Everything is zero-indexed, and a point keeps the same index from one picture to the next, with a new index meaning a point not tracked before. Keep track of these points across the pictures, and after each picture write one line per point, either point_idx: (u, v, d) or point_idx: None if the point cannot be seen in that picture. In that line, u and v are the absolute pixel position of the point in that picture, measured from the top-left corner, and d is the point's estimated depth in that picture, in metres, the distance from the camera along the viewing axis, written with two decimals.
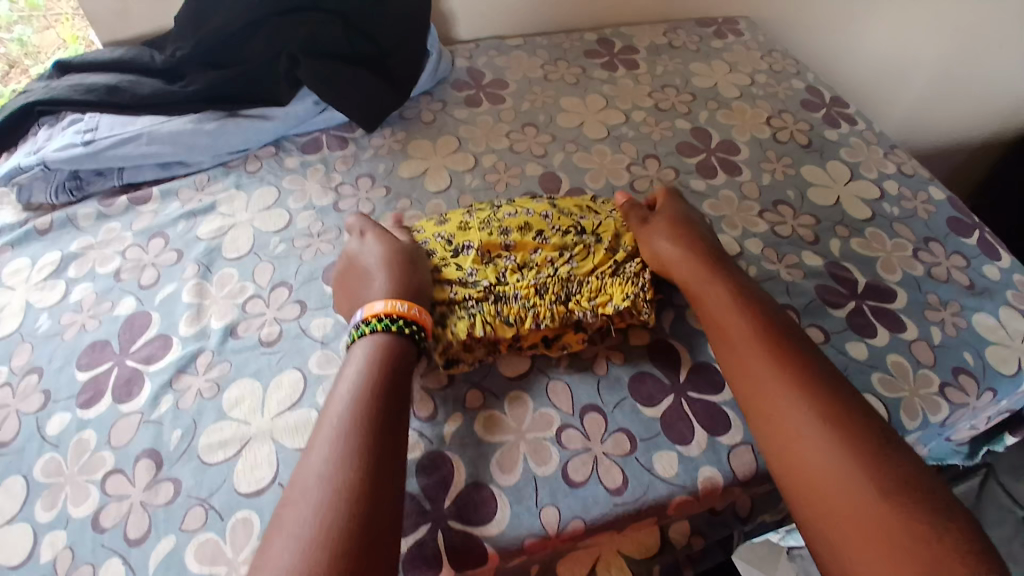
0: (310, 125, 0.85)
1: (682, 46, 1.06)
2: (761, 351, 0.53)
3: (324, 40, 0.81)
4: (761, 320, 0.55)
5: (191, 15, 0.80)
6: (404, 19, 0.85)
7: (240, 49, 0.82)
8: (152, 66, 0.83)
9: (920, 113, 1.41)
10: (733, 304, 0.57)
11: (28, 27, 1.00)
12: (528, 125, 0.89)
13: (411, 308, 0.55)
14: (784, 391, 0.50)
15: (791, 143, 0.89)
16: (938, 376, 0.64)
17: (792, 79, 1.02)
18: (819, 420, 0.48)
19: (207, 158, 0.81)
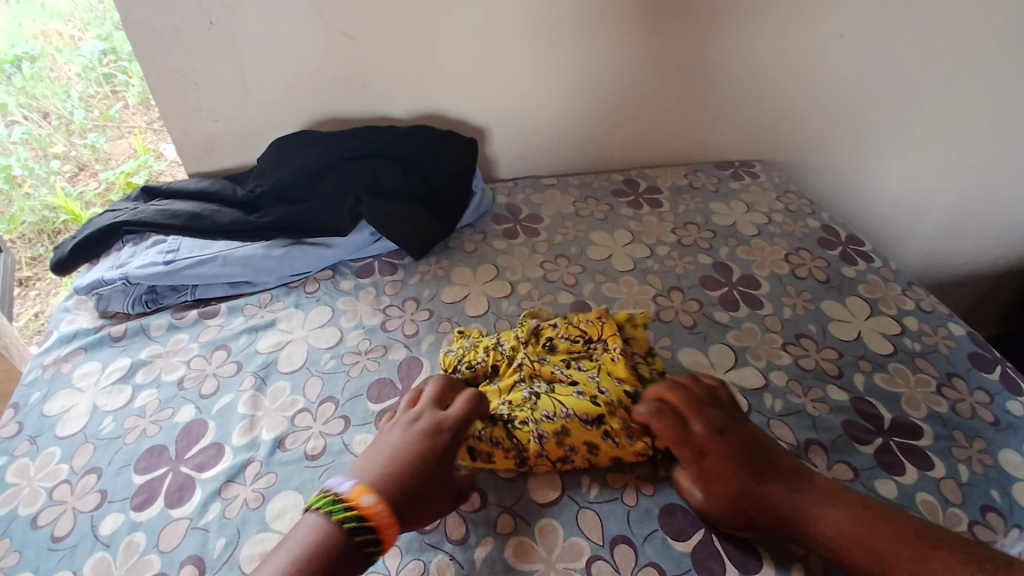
0: (365, 252, 0.94)
1: (702, 187, 1.16)
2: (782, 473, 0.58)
3: (387, 180, 0.93)
4: (820, 489, 0.57)
5: (277, 160, 0.94)
6: (454, 165, 0.97)
7: (313, 188, 0.94)
8: (233, 198, 0.95)
9: (937, 246, 1.47)
10: (722, 436, 0.61)
11: (102, 134, 1.32)
12: (561, 256, 0.97)
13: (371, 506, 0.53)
14: (812, 501, 0.56)
15: (810, 278, 0.94)
16: (966, 513, 0.63)
17: (808, 218, 1.09)
18: (845, 516, 0.54)
19: (271, 279, 0.90)
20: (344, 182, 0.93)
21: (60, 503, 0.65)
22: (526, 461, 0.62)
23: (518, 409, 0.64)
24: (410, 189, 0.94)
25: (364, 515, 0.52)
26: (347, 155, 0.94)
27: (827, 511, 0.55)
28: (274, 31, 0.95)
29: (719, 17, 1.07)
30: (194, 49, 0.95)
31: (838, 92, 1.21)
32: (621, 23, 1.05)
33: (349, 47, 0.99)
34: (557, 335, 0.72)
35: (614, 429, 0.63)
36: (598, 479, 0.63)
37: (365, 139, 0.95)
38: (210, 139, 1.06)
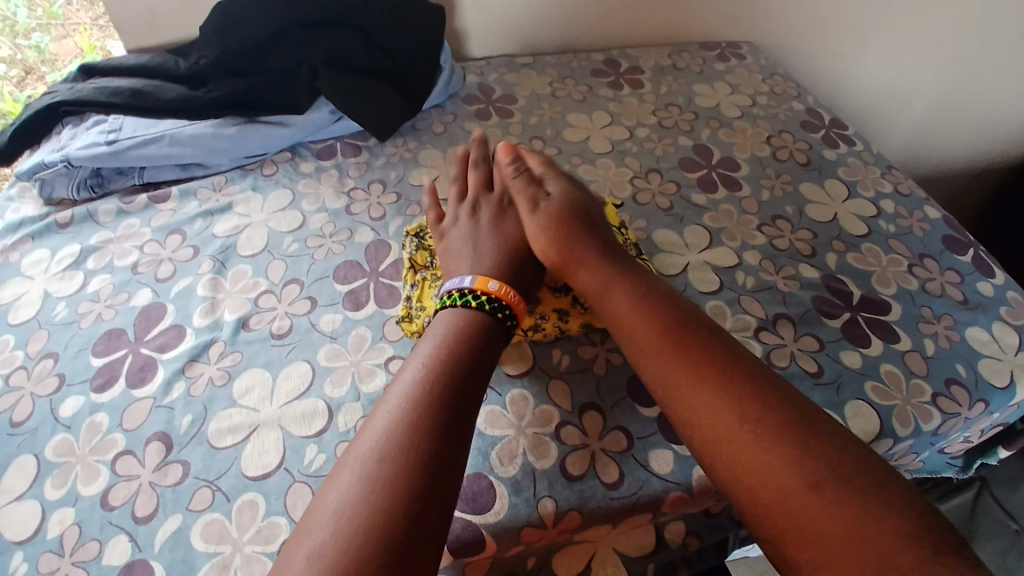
0: (325, 133, 0.88)
1: (686, 68, 1.10)
2: (673, 338, 0.54)
3: (348, 50, 0.84)
4: (703, 358, 0.52)
5: (221, 24, 0.83)
6: (419, 36, 0.89)
7: (266, 60, 0.85)
8: (176, 73, 0.86)
9: (919, 139, 1.44)
10: (609, 291, 0.59)
11: (46, 35, 1.05)
12: (535, 138, 0.92)
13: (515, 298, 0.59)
14: (692, 369, 0.52)
15: (790, 161, 0.91)
16: (930, 385, 0.65)
17: (793, 101, 1.05)
18: (737, 407, 0.49)
19: (226, 161, 0.84)
20: (299, 54, 0.84)
21: (18, 389, 0.63)
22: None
23: None
24: (372, 63, 0.86)
25: (499, 297, 0.58)
26: (301, 20, 0.83)
27: (700, 396, 0.50)
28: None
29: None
30: None
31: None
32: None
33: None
34: (535, 214, 0.72)
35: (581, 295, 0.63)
36: (570, 351, 0.63)
37: (320, 0, 0.84)
38: (147, 6, 0.93)
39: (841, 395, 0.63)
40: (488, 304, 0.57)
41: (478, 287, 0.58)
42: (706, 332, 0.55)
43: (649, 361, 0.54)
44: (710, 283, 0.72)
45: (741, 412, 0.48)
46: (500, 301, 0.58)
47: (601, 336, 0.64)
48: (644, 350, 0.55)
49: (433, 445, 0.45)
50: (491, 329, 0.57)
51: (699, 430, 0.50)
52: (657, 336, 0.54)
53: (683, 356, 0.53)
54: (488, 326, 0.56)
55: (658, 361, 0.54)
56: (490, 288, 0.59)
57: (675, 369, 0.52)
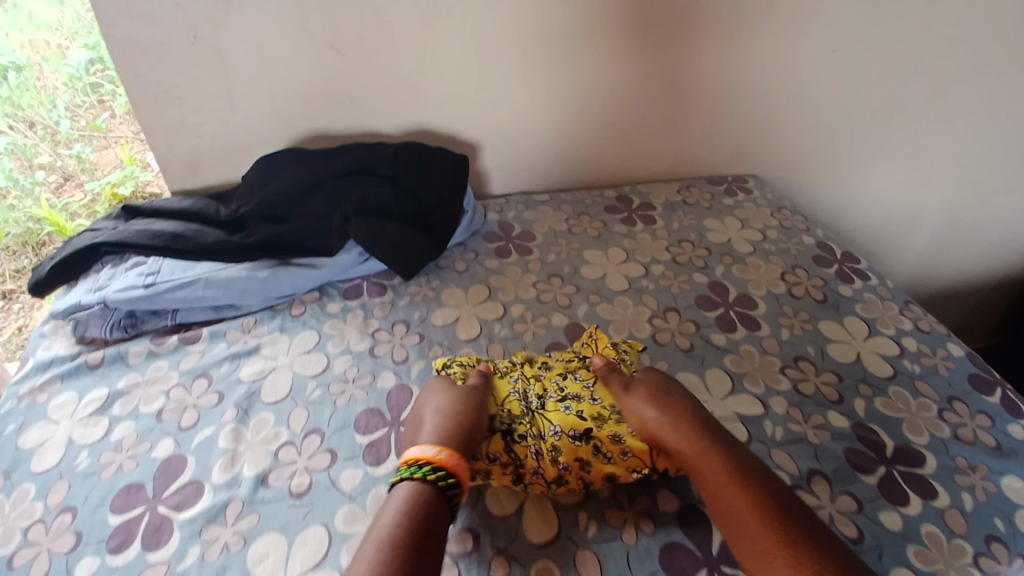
0: (353, 273, 0.91)
1: (695, 203, 1.15)
2: (720, 464, 0.57)
3: (380, 199, 0.90)
4: (760, 497, 0.53)
5: (266, 172, 0.91)
6: (444, 184, 0.95)
7: (299, 207, 0.91)
8: (217, 218, 0.91)
9: (927, 258, 1.47)
10: (680, 428, 0.61)
11: (88, 145, 1.18)
12: (554, 276, 0.95)
13: (458, 460, 0.58)
14: (734, 485, 0.55)
15: (807, 298, 0.93)
16: (971, 544, 0.61)
17: (802, 234, 1.08)
18: (789, 552, 0.49)
19: (256, 301, 0.87)
20: (335, 203, 0.90)
21: (31, 546, 0.61)
22: (524, 476, 0.62)
23: (514, 437, 0.64)
24: (401, 211, 0.91)
25: (439, 462, 0.57)
26: (340, 170, 0.90)
27: (753, 533, 0.51)
28: (262, 45, 0.92)
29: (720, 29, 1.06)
30: (179, 62, 0.91)
31: (838, 105, 1.20)
32: (618, 39, 1.04)
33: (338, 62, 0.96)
34: (554, 359, 0.75)
35: (604, 443, 0.63)
36: (597, 517, 0.61)
37: (357, 154, 0.92)
38: (195, 155, 1.01)
39: (885, 563, 0.59)
40: (428, 472, 0.56)
41: (419, 455, 0.58)
42: (754, 464, 0.57)
43: (702, 483, 0.57)
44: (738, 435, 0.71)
45: (819, 573, 0.47)
46: (440, 468, 0.57)
47: (629, 487, 0.63)
48: (696, 475, 0.58)
49: None
50: (437, 498, 0.55)
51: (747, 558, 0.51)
52: (716, 475, 0.56)
53: (731, 483, 0.55)
54: (435, 496, 0.55)
55: (708, 482, 0.56)
56: (428, 454, 0.58)
57: (721, 494, 0.55)
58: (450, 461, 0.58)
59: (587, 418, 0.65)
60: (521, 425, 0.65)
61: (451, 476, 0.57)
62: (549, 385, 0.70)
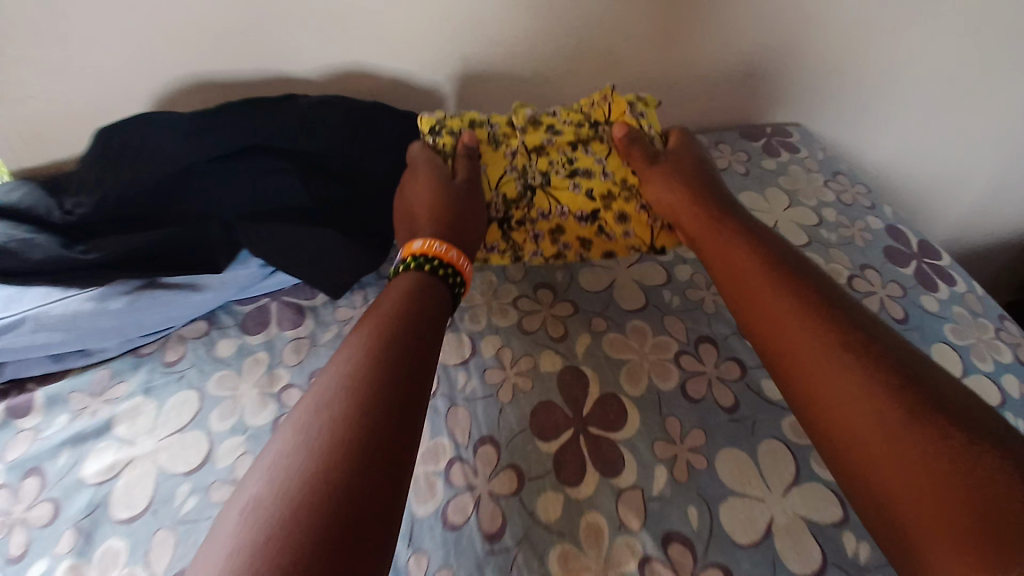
0: (255, 291, 0.64)
1: (729, 168, 0.87)
2: (784, 287, 0.54)
3: (284, 187, 0.61)
4: (851, 339, 0.49)
5: (109, 150, 0.61)
6: (381, 157, 0.67)
7: (169, 205, 0.62)
8: (51, 221, 0.61)
9: (986, 224, 1.21)
10: (773, 271, 0.56)
11: None
12: (542, 286, 0.68)
13: (446, 251, 0.57)
14: (799, 315, 0.52)
15: (883, 316, 0.69)
16: None
17: (868, 215, 0.82)
18: (889, 411, 0.44)
19: (112, 342, 0.61)
20: (222, 192, 0.61)
21: None
22: (522, 256, 0.70)
23: (521, 200, 0.69)
24: (316, 200, 0.62)
25: (424, 251, 0.56)
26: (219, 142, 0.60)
27: (841, 382, 0.47)
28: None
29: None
30: None
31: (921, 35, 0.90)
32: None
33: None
34: (558, 123, 0.72)
35: (608, 224, 0.70)
36: None
37: (245, 117, 0.62)
38: (14, 118, 0.68)
39: None
40: (415, 262, 0.55)
41: (404, 253, 0.57)
42: (850, 320, 0.51)
43: (775, 341, 0.53)
44: (811, 558, 0.49)
45: (933, 441, 0.41)
46: (427, 257, 0.55)
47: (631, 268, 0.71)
48: (765, 317, 0.54)
49: (353, 450, 0.39)
50: (422, 284, 0.54)
51: (828, 427, 0.47)
52: (796, 312, 0.52)
53: (803, 328, 0.51)
54: (424, 285, 0.54)
55: (781, 339, 0.52)
56: (416, 248, 0.57)
57: (793, 331, 0.51)
58: (444, 252, 0.57)
59: (596, 198, 0.70)
60: (523, 161, 0.70)
61: (446, 262, 0.56)
62: (555, 154, 0.70)
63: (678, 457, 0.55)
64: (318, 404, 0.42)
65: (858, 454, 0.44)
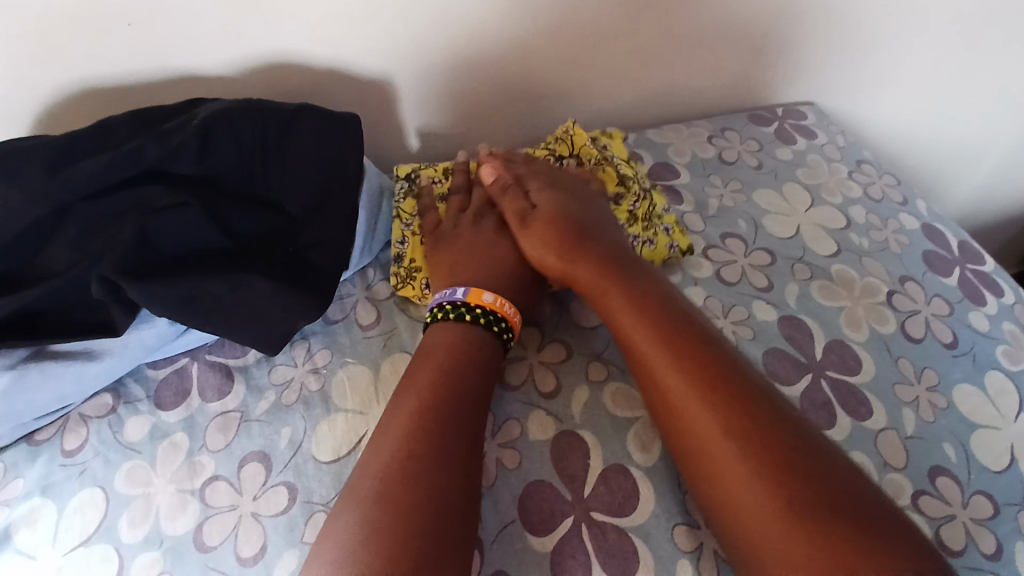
0: (172, 349, 0.53)
1: (739, 161, 0.75)
2: (667, 339, 0.46)
3: (184, 218, 0.49)
4: (715, 378, 0.43)
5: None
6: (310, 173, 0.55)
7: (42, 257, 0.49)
8: None
9: (1006, 203, 1.11)
10: (633, 293, 0.50)
11: None
12: (527, 325, 0.57)
13: (515, 315, 0.52)
14: (667, 344, 0.46)
15: (930, 340, 0.58)
16: None
17: (899, 213, 0.71)
18: (758, 459, 0.39)
19: (2, 428, 0.48)
20: (106, 228, 0.49)
21: None
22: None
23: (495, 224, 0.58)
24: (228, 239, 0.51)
25: (494, 309, 0.51)
26: (105, 162, 0.48)
27: (705, 430, 0.42)
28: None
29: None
30: None
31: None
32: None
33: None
34: (536, 160, 0.65)
35: None
36: None
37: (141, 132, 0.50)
38: None
39: None
40: (486, 317, 0.50)
41: (472, 299, 0.51)
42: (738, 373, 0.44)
43: (661, 401, 0.45)
44: None
45: (788, 496, 0.38)
46: (496, 315, 0.50)
47: None
48: (650, 373, 0.46)
49: (433, 478, 0.40)
50: (487, 346, 0.49)
51: (714, 496, 0.41)
52: (669, 344, 0.46)
53: (686, 387, 0.44)
54: (488, 344, 0.50)
55: (645, 370, 0.46)
56: (484, 300, 0.51)
57: (677, 392, 0.44)
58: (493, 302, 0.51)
59: None
60: None
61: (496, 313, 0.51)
62: None
63: (704, 548, 0.44)
64: (390, 438, 0.43)
65: (726, 508, 0.40)
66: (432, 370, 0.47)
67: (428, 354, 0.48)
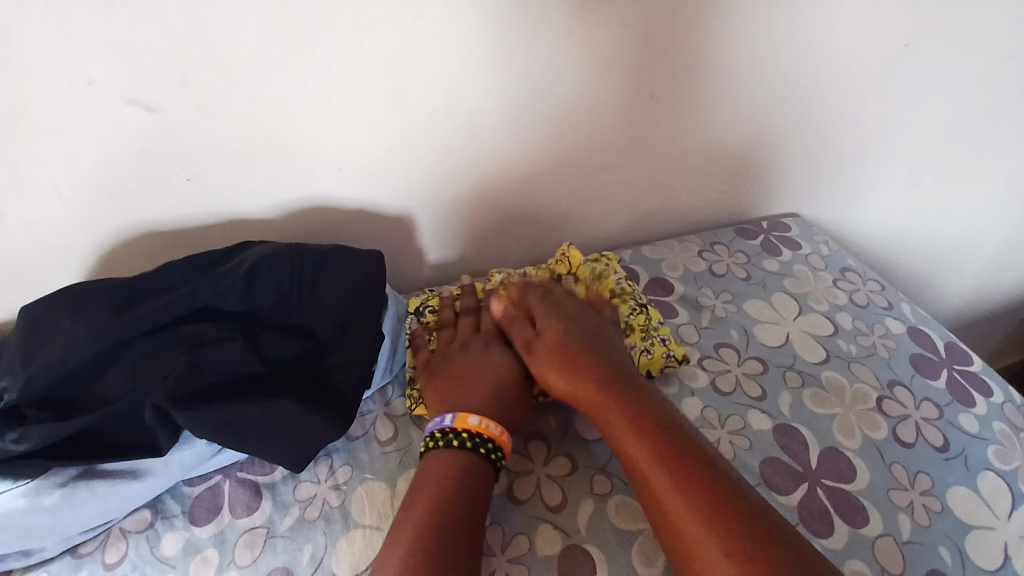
0: (207, 467, 0.57)
1: (728, 274, 0.81)
2: (655, 452, 0.49)
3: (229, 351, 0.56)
4: (721, 507, 0.45)
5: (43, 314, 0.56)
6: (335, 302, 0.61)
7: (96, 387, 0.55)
8: None
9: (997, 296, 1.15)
10: (637, 417, 0.52)
11: None
12: (534, 438, 0.60)
13: (502, 433, 0.55)
14: (670, 473, 0.47)
15: (921, 443, 0.60)
16: None
17: (884, 317, 0.75)
18: None
19: (53, 539, 0.53)
20: (162, 357, 0.56)
21: None
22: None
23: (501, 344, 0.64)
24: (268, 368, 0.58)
25: (479, 431, 0.55)
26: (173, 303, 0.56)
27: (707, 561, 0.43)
28: (13, 107, 0.55)
29: (737, 20, 0.72)
30: None
31: (899, 115, 0.87)
32: (590, 51, 0.70)
33: (158, 121, 0.60)
34: (530, 277, 0.71)
35: None
36: None
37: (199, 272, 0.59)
38: None
39: None
40: (472, 441, 0.54)
41: (459, 424, 0.55)
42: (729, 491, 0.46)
43: (652, 507, 0.48)
44: None
45: None
46: (482, 438, 0.54)
47: None
48: (641, 478, 0.49)
49: None
50: (479, 466, 0.53)
51: None
52: (672, 470, 0.48)
53: (675, 497, 0.46)
54: (480, 465, 0.53)
55: (653, 501, 0.48)
56: (471, 423, 0.55)
57: (666, 501, 0.47)
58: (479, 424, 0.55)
59: None
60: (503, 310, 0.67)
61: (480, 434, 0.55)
62: None
63: None
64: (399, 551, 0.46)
65: None
66: (428, 507, 0.49)
67: (426, 469, 0.53)
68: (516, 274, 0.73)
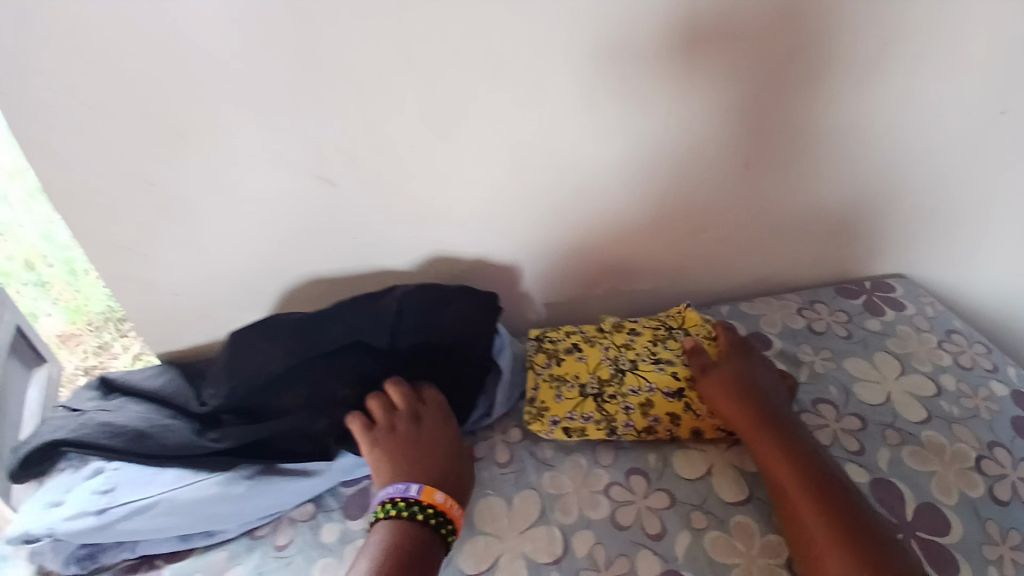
0: (358, 473, 0.70)
1: (827, 332, 0.83)
2: (813, 495, 0.57)
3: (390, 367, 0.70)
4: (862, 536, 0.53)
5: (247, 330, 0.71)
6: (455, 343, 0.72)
7: (275, 400, 0.69)
8: (191, 414, 0.72)
9: None
10: (786, 446, 0.61)
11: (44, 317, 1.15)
12: (635, 472, 0.67)
13: None
14: (813, 497, 0.56)
15: (1016, 503, 0.63)
16: None
17: (990, 380, 0.76)
18: None
19: (232, 524, 0.66)
20: (336, 374, 0.69)
21: None
22: (617, 430, 0.69)
23: (612, 381, 0.73)
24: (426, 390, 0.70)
25: None
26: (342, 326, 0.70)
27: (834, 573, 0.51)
28: (237, 183, 0.73)
29: (837, 92, 0.77)
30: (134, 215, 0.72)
31: (1014, 177, 0.86)
32: (694, 125, 0.78)
33: (337, 193, 0.76)
34: (640, 326, 0.80)
35: (694, 402, 0.70)
36: None
37: (360, 303, 0.72)
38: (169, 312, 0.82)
39: None
40: None
41: None
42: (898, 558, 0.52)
43: (795, 529, 0.56)
44: None
45: None
46: None
47: (727, 446, 0.68)
48: (785, 503, 0.58)
49: None
50: None
51: None
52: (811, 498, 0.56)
53: (822, 528, 0.54)
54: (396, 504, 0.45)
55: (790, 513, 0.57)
56: None
57: (811, 527, 0.55)
58: (445, 503, 0.60)
59: (682, 378, 0.72)
60: (614, 353, 0.76)
61: (444, 513, 0.59)
62: (639, 349, 0.76)
63: None
64: None
65: None
66: None
67: None
68: (624, 321, 0.81)
